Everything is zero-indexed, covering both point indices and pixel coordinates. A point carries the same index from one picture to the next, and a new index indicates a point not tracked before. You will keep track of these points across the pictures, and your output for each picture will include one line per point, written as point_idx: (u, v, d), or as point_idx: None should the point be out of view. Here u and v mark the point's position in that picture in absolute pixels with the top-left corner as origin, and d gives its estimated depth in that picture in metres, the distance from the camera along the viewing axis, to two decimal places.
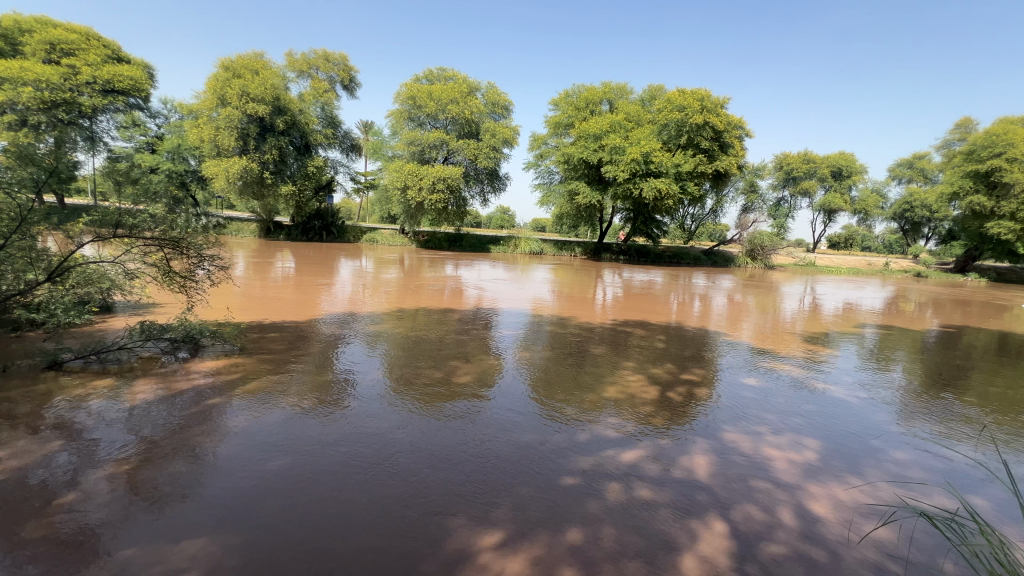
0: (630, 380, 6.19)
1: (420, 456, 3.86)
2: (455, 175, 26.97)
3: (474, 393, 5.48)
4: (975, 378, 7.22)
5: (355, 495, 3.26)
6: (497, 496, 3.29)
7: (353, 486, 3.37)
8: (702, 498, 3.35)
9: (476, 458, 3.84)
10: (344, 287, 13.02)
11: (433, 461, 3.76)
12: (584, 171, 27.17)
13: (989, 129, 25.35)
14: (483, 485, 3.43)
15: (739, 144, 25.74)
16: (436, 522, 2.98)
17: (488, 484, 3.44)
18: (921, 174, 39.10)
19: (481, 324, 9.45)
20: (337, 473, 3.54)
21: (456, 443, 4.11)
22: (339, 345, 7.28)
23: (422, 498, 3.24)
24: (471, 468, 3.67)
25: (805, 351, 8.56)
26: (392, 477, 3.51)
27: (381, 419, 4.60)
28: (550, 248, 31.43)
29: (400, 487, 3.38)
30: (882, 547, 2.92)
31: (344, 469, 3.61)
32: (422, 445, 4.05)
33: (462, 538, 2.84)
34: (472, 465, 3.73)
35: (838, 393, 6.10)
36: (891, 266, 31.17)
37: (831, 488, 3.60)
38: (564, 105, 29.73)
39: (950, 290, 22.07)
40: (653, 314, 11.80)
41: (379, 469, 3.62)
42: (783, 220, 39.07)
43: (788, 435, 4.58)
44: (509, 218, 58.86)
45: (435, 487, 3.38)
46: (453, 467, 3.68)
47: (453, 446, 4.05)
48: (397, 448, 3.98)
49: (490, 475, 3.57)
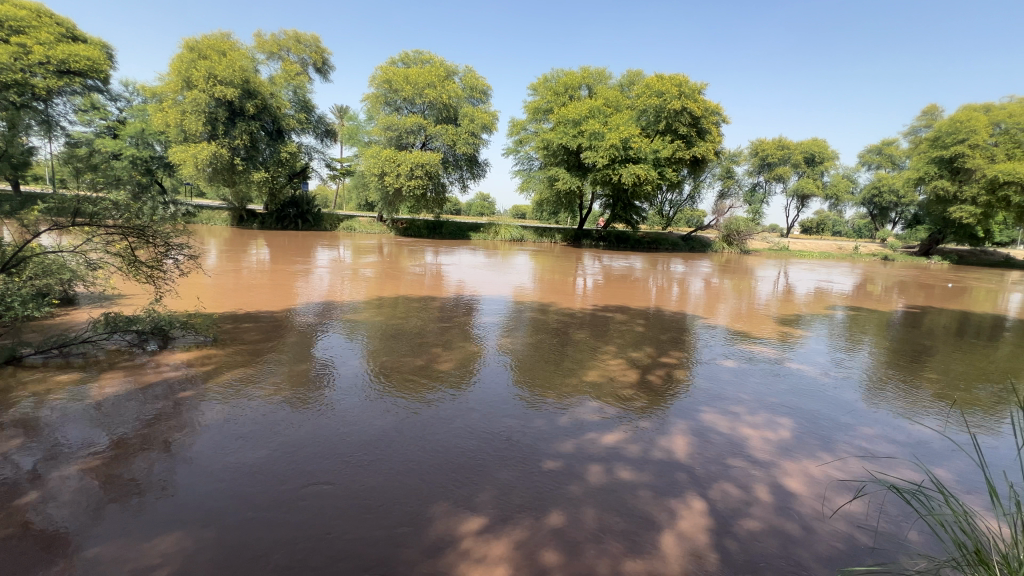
0: (610, 364, 6.26)
1: (357, 439, 3.89)
2: (433, 162, 26.57)
3: (455, 380, 5.43)
4: (937, 355, 7.58)
5: (277, 477, 3.30)
6: (454, 480, 3.29)
7: (277, 468, 3.41)
8: (682, 478, 3.41)
9: (421, 441, 3.87)
10: (320, 277, 12.73)
11: (370, 445, 3.79)
12: (564, 157, 27.00)
13: (953, 116, 26.17)
14: (428, 467, 3.46)
15: (715, 129, 26.05)
16: (360, 501, 3.03)
17: (430, 467, 3.47)
18: (889, 160, 40.27)
19: (463, 311, 9.41)
20: (270, 458, 3.55)
21: (407, 427, 4.15)
22: (317, 336, 7.11)
23: (360, 482, 3.26)
24: (415, 450, 3.71)
25: (779, 332, 8.80)
26: (317, 458, 3.56)
27: (338, 404, 4.62)
28: (531, 235, 31.41)
29: (340, 472, 3.38)
30: (853, 520, 3.02)
31: (273, 453, 3.64)
32: (370, 429, 4.10)
33: (408, 523, 2.82)
34: (415, 447, 3.76)
35: (810, 373, 6.29)
36: (860, 250, 32.11)
37: (805, 465, 3.71)
38: (542, 90, 29.44)
39: (912, 272, 22.99)
40: (633, 299, 11.88)
41: (318, 454, 3.64)
42: (758, 206, 39.84)
43: (764, 414, 4.69)
44: (488, 205, 58.55)
45: (363, 469, 3.42)
46: (392, 450, 3.71)
47: (398, 430, 4.09)
48: (333, 431, 4.03)
49: (437, 457, 3.62)
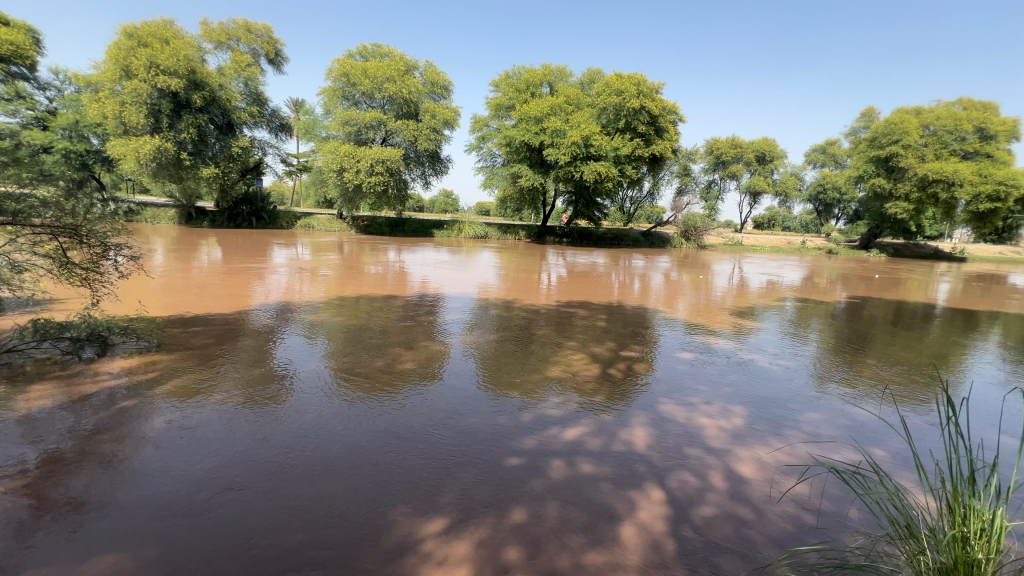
0: (573, 359, 6.34)
1: (306, 443, 3.78)
2: (394, 158, 26.02)
3: (419, 380, 5.34)
4: (876, 342, 8.11)
5: (225, 487, 3.15)
6: (401, 481, 3.25)
7: (228, 478, 3.26)
8: (641, 469, 3.49)
9: (375, 443, 3.80)
10: (278, 276, 12.29)
11: (318, 448, 3.69)
12: (526, 154, 26.99)
13: (889, 118, 27.94)
14: (376, 469, 3.40)
15: (672, 128, 26.80)
16: (292, 507, 2.95)
17: (377, 468, 3.41)
18: (832, 159, 42.64)
19: (426, 309, 9.30)
20: (221, 467, 3.39)
21: (362, 429, 4.05)
22: (275, 338, 6.85)
23: (316, 489, 3.15)
24: (367, 452, 3.64)
25: (733, 324, 9.17)
26: (257, 462, 3.45)
27: (295, 408, 4.47)
28: (494, 232, 31.34)
29: (295, 480, 3.25)
30: (800, 501, 3.17)
31: (225, 461, 3.47)
32: (324, 431, 3.99)
33: (358, 529, 2.76)
34: (366, 449, 3.68)
35: (762, 362, 6.60)
36: (807, 244, 33.82)
37: (756, 451, 3.87)
38: (503, 86, 29.32)
39: (854, 265, 24.47)
40: (596, 294, 12.05)
41: (273, 460, 3.50)
42: (713, 202, 41.30)
43: (719, 404, 4.87)
44: (451, 201, 58.17)
45: (317, 475, 3.31)
46: (340, 453, 3.62)
47: (353, 431, 4.00)
48: (281, 435, 3.92)
49: (388, 458, 3.56)
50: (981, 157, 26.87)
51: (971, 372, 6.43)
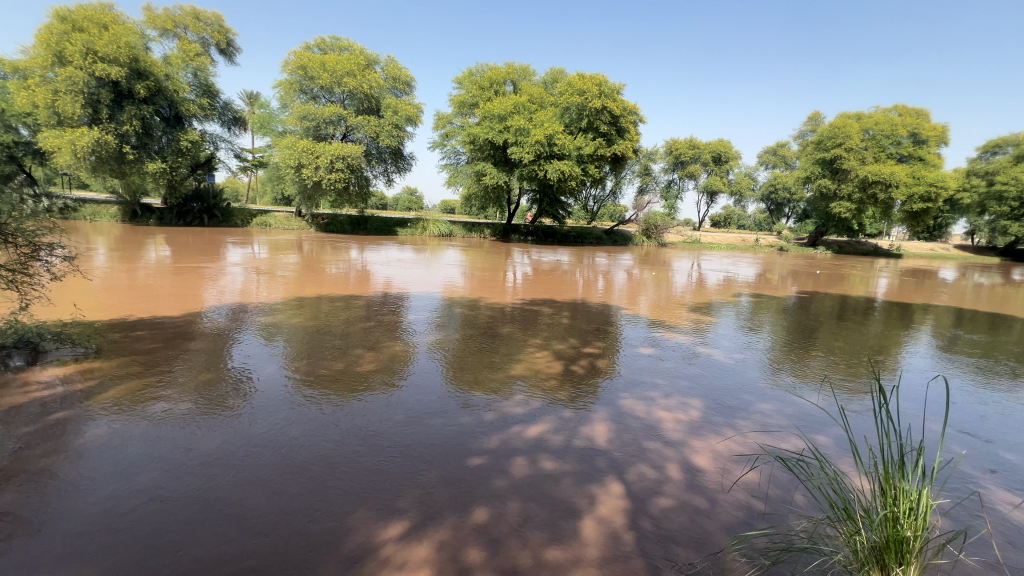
0: (536, 356, 6.38)
1: (255, 450, 3.64)
2: (355, 154, 25.37)
3: (382, 382, 5.24)
4: (822, 335, 8.56)
5: (169, 501, 2.98)
6: (351, 486, 3.16)
7: (173, 490, 3.09)
8: (601, 463, 3.56)
9: (330, 447, 3.69)
10: (232, 277, 11.77)
11: (266, 454, 3.56)
12: (490, 152, 26.89)
13: (833, 122, 29.54)
14: (326, 475, 3.30)
15: (633, 128, 27.40)
16: (243, 518, 2.83)
17: (328, 473, 3.31)
18: (783, 161, 44.75)
19: (390, 309, 9.14)
20: (166, 479, 3.21)
21: (320, 433, 3.93)
22: (230, 341, 6.57)
23: (268, 498, 3.03)
24: (319, 458, 3.53)
25: (692, 320, 9.47)
26: (200, 471, 3.31)
27: (250, 413, 4.29)
28: (459, 230, 31.12)
29: (246, 489, 3.12)
30: (750, 488, 3.32)
31: (170, 472, 3.29)
32: (280, 437, 3.85)
33: (314, 536, 2.68)
34: (318, 455, 3.57)
35: (717, 356, 6.85)
36: (761, 242, 35.36)
37: (710, 442, 4.01)
38: (467, 84, 29.11)
39: (803, 262, 25.76)
40: (561, 292, 12.17)
41: (223, 469, 3.35)
42: (673, 201, 42.56)
43: (676, 397, 5.02)
44: (416, 199, 57.44)
45: (272, 483, 3.20)
46: (293, 459, 3.50)
47: (307, 436, 3.88)
48: (231, 442, 3.76)
49: (341, 463, 3.46)
50: (914, 160, 29.40)
51: (905, 361, 6.91)
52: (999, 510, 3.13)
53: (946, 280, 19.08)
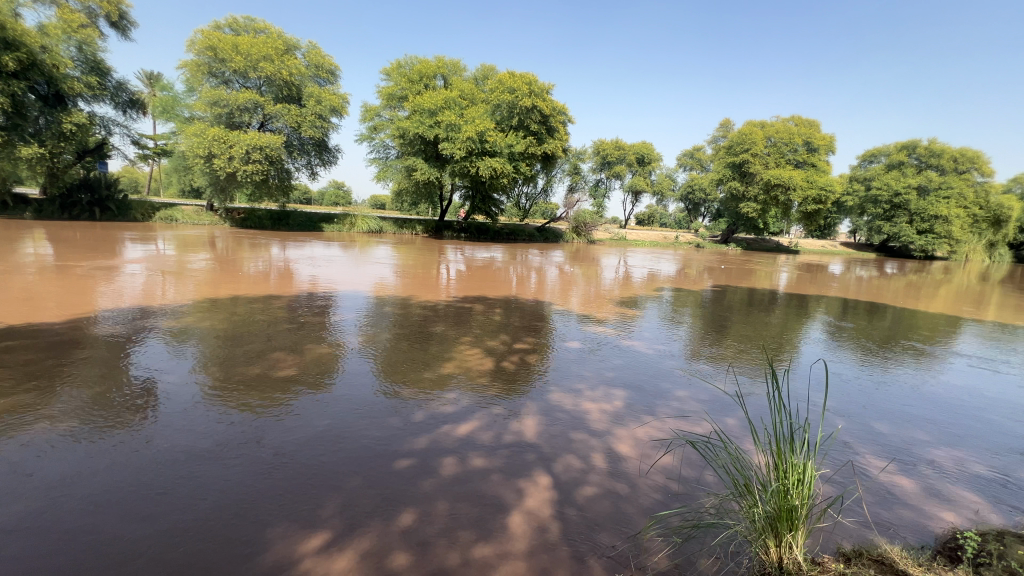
0: (468, 354, 6.37)
1: (150, 468, 3.29)
2: (274, 145, 23.74)
3: (307, 386, 4.97)
4: (733, 324, 9.32)
5: (46, 532, 2.63)
6: (257, 503, 2.93)
7: (53, 520, 2.73)
8: (530, 457, 3.62)
9: (241, 460, 3.41)
10: (132, 276, 10.59)
11: (168, 471, 3.25)
12: (421, 147, 26.27)
13: (742, 130, 32.17)
14: (229, 491, 3.04)
15: (562, 128, 28.18)
16: (141, 544, 2.57)
17: (231, 490, 3.05)
18: (698, 164, 48.11)
19: (314, 309, 8.69)
20: (42, 508, 2.82)
21: (233, 443, 3.66)
22: (129, 347, 5.91)
23: (174, 518, 2.78)
24: (225, 473, 3.25)
25: (618, 313, 9.92)
26: (87, 496, 2.94)
27: (151, 427, 3.88)
28: (390, 226, 30.25)
29: (145, 512, 2.83)
30: (666, 471, 3.54)
31: (50, 500, 2.89)
32: (186, 450, 3.53)
33: (225, 556, 2.51)
34: (226, 469, 3.29)
35: (640, 347, 7.23)
36: (680, 239, 37.75)
37: (632, 429, 4.23)
38: (395, 76, 28.28)
39: (717, 258, 27.85)
40: (494, 288, 12.22)
41: (116, 491, 3.00)
42: (601, 200, 44.24)
43: (602, 388, 5.24)
44: (342, 194, 55.09)
45: (176, 501, 2.93)
46: (202, 474, 3.22)
47: (218, 449, 3.57)
48: (125, 460, 3.38)
49: (251, 478, 3.20)
50: (808, 166, 32.78)
51: (800, 346, 7.72)
52: (870, 474, 3.59)
53: (834, 274, 21.47)
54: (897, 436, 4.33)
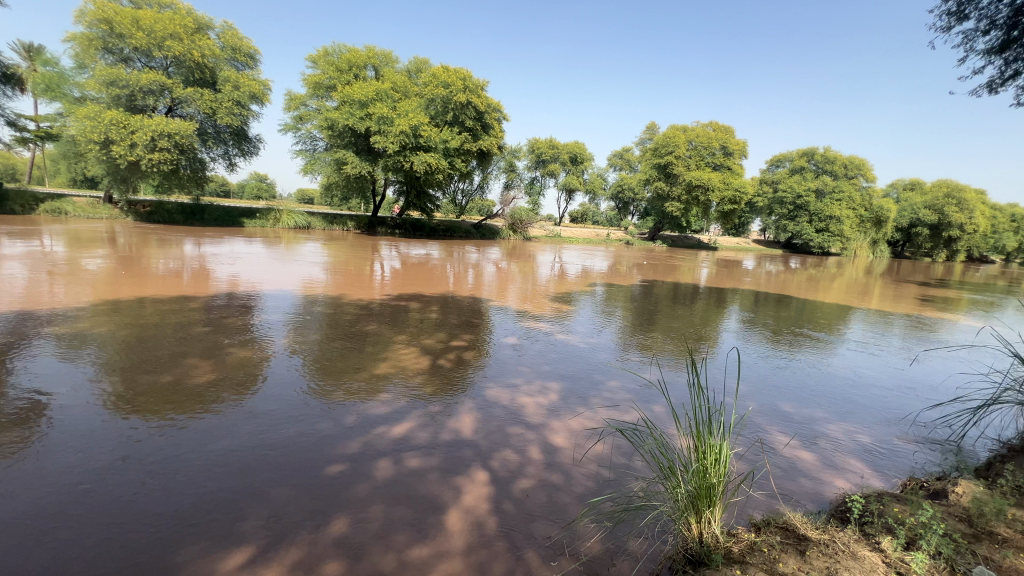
0: (403, 353, 6.22)
1: (41, 490, 2.93)
2: (184, 132, 21.71)
3: (229, 392, 4.63)
4: (660, 317, 9.87)
5: None
6: (172, 520, 2.70)
7: None
8: (467, 454, 3.62)
9: (152, 476, 3.12)
10: (10, 277, 9.25)
11: (65, 493, 2.90)
12: (351, 139, 25.20)
13: (667, 133, 34.04)
14: (139, 510, 2.78)
15: (497, 125, 28.37)
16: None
17: (141, 509, 2.79)
18: (627, 164, 50.33)
19: (234, 310, 8.07)
20: None
21: (142, 457, 3.33)
22: (11, 357, 5.17)
23: (71, 545, 2.49)
24: (133, 490, 2.96)
25: (554, 309, 10.16)
26: None
27: (40, 445, 3.43)
28: (319, 222, 28.83)
29: (36, 540, 2.51)
30: (599, 459, 3.68)
31: None
32: (84, 468, 3.17)
33: None
34: (134, 487, 2.99)
35: (574, 341, 7.45)
36: (611, 236, 39.31)
37: (567, 421, 4.35)
38: (322, 63, 26.86)
39: (644, 254, 29.35)
40: (430, 286, 12.01)
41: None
42: (536, 197, 45.00)
43: (538, 382, 5.34)
44: (265, 187, 51.69)
45: (77, 524, 2.64)
46: (106, 493, 2.92)
47: (127, 463, 3.25)
48: (9, 484, 2.97)
49: (166, 494, 2.94)
50: (724, 169, 35.34)
51: (719, 337, 8.33)
52: (776, 449, 3.97)
53: (747, 269, 23.38)
54: (799, 414, 4.81)
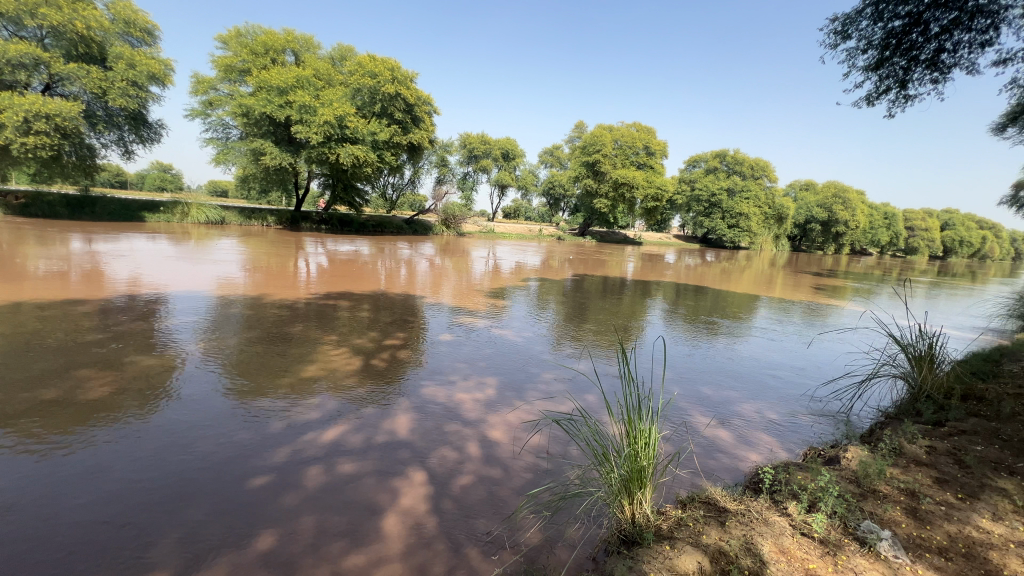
0: (333, 355, 5.93)
1: None
2: (68, 114, 19.11)
3: (135, 405, 4.17)
4: (592, 310, 10.23)
5: None
6: (68, 553, 2.40)
7: None
8: (404, 454, 3.54)
9: (41, 504, 2.74)
10: None
11: None
12: (270, 128, 23.52)
13: (594, 132, 35.28)
14: (25, 545, 2.44)
15: (428, 119, 27.86)
16: None
17: (28, 544, 2.45)
18: (557, 161, 51.55)
19: (136, 314, 7.26)
20: None
21: (27, 484, 2.92)
22: None
23: None
24: (17, 523, 2.59)
25: (489, 304, 10.20)
26: None
27: None
28: (234, 217, 26.67)
29: None
30: (536, 451, 3.75)
31: None
32: None
33: None
34: (18, 519, 2.61)
35: (510, 335, 7.52)
36: (544, 232, 40.06)
37: (505, 415, 4.39)
38: (233, 44, 24.77)
39: (575, 249, 30.23)
40: (361, 284, 11.53)
41: None
42: (469, 193, 44.76)
43: (475, 378, 5.34)
44: (170, 178, 46.99)
45: None
46: None
47: (1, 495, 2.81)
48: None
49: (61, 523, 2.61)
50: (648, 168, 37.27)
51: (646, 327, 8.78)
52: (698, 430, 4.27)
53: (669, 263, 24.90)
54: (717, 396, 5.20)
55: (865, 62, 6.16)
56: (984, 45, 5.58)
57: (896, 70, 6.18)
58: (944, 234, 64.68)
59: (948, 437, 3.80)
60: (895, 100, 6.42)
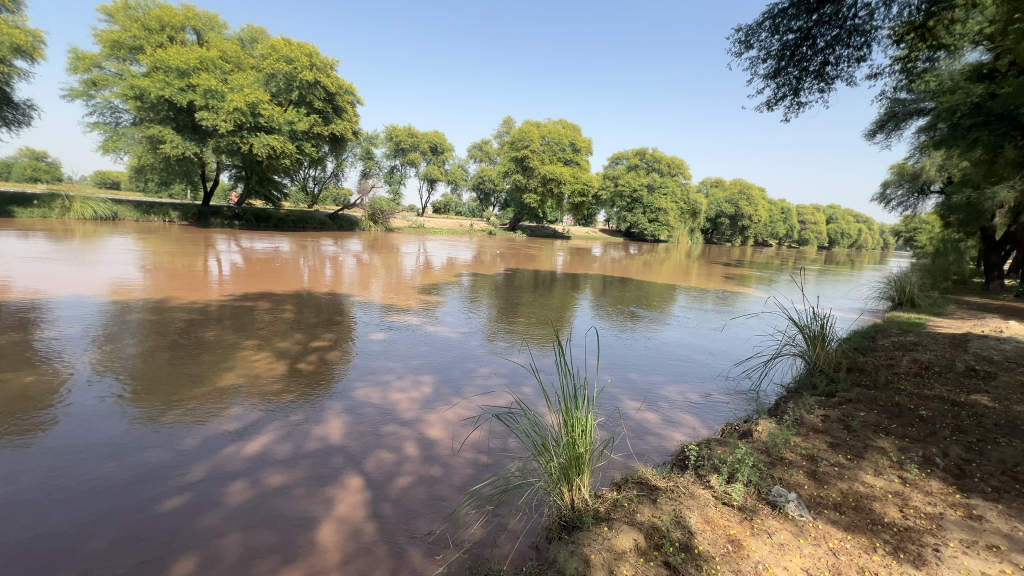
0: (253, 360, 5.52)
1: None
2: None
3: (12, 428, 3.62)
4: (525, 304, 10.37)
5: None
6: None
7: None
8: (338, 460, 3.39)
9: None
10: None
11: None
12: (169, 114, 21.24)
13: (522, 128, 35.65)
14: None
15: (350, 109, 26.66)
16: None
17: None
18: (486, 156, 51.52)
19: (7, 324, 6.28)
20: None
21: None
22: None
23: None
24: None
25: (421, 301, 10.00)
26: None
27: None
28: (128, 211, 23.85)
29: None
30: (475, 446, 3.76)
31: None
32: None
33: None
34: None
35: (445, 332, 7.43)
36: (475, 227, 39.93)
37: (443, 412, 4.34)
38: (120, 17, 22.00)
39: (506, 244, 30.48)
40: (281, 283, 10.81)
41: None
42: (396, 187, 43.45)
43: (410, 377, 5.22)
44: (45, 167, 41.00)
45: None
46: None
47: None
48: None
49: None
50: (574, 164, 38.38)
51: (577, 318, 9.06)
52: (629, 414, 4.50)
53: (596, 256, 25.87)
54: (644, 381, 5.50)
55: (766, 70, 6.74)
56: (860, 60, 6.32)
57: (790, 80, 6.84)
58: (830, 227, 73.01)
59: (838, 406, 4.31)
60: (790, 106, 7.10)
